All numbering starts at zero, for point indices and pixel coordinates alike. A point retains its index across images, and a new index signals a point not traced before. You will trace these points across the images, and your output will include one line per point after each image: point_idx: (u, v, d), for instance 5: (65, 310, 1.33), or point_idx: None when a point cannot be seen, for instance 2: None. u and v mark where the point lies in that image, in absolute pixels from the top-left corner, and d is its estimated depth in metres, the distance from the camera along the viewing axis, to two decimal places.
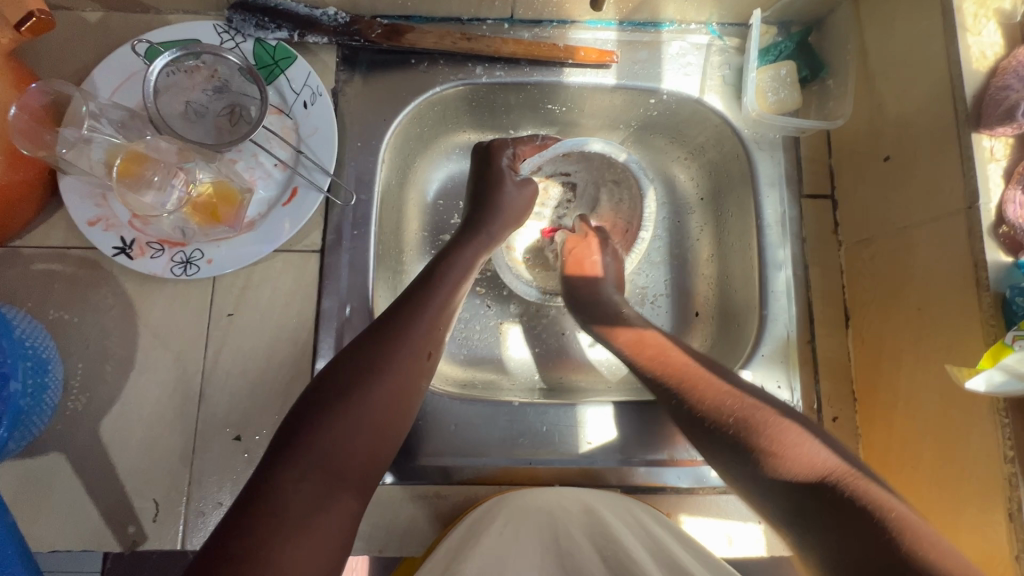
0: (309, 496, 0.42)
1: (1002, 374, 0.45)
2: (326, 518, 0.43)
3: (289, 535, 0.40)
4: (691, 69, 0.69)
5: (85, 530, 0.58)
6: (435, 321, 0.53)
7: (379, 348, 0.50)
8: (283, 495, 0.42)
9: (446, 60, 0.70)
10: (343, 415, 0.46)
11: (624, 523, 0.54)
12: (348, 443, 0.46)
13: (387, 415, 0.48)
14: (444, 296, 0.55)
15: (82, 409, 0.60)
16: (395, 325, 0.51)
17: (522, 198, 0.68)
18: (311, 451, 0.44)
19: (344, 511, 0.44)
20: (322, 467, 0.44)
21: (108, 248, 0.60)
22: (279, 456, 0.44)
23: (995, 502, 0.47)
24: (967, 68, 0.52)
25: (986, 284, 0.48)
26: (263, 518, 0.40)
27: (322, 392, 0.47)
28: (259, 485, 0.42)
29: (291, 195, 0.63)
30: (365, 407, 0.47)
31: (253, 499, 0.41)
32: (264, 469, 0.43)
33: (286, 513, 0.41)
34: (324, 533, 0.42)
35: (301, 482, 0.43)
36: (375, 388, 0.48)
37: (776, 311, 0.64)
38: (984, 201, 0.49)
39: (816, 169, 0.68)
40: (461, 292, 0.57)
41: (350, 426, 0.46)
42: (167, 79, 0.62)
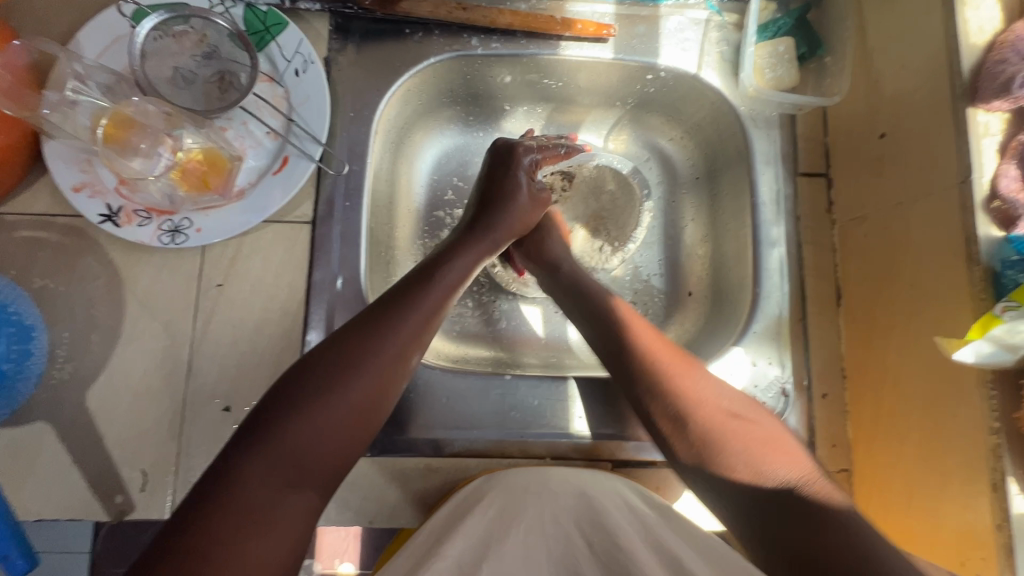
0: (272, 489, 0.43)
1: (990, 345, 0.45)
2: (287, 514, 0.43)
3: (244, 532, 0.40)
4: (689, 45, 0.69)
5: (73, 499, 0.57)
6: (423, 320, 0.52)
7: (362, 342, 0.49)
8: (244, 489, 0.42)
9: (441, 31, 0.69)
10: (317, 408, 0.46)
11: (613, 506, 0.54)
12: (320, 440, 0.45)
13: (365, 412, 0.48)
14: (434, 297, 0.54)
15: (69, 378, 0.59)
16: (382, 322, 0.51)
17: (534, 209, 0.68)
18: (280, 444, 0.44)
19: (306, 508, 0.44)
20: (290, 462, 0.44)
21: (94, 215, 0.59)
22: (246, 445, 0.44)
23: (980, 474, 0.47)
24: (966, 42, 0.51)
25: (977, 259, 0.48)
26: (220, 513, 0.41)
27: (299, 382, 0.47)
28: (222, 474, 0.42)
29: (282, 163, 0.62)
30: (341, 404, 0.46)
31: (218, 484, 0.42)
32: (230, 457, 0.43)
33: (249, 506, 0.41)
34: (283, 530, 0.42)
35: (267, 477, 0.43)
36: (352, 385, 0.47)
37: (770, 288, 0.64)
38: (978, 175, 0.49)
39: (812, 148, 0.68)
40: (453, 293, 0.56)
41: (324, 422, 0.45)
42: (155, 43, 0.61)
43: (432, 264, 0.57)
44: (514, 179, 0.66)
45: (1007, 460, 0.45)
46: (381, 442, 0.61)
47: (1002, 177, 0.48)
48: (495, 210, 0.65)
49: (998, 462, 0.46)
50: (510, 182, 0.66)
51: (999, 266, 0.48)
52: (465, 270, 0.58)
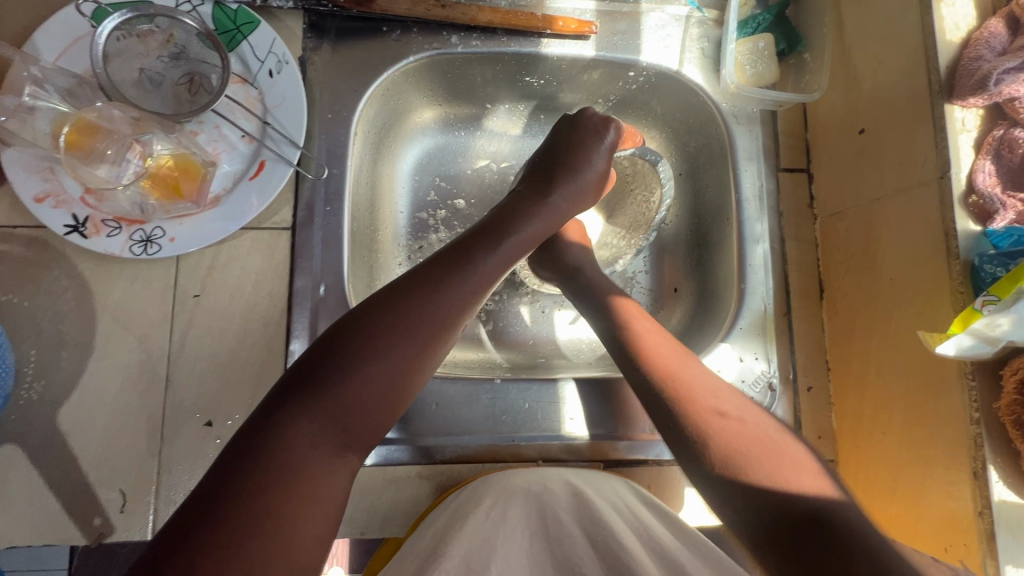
0: (322, 452, 0.41)
1: (970, 338, 0.46)
2: (332, 479, 0.42)
3: (291, 495, 0.39)
4: (671, 41, 0.69)
5: (48, 523, 0.55)
6: (477, 284, 0.50)
7: (416, 304, 0.46)
8: (290, 451, 0.40)
9: (419, 29, 0.67)
10: (369, 369, 0.44)
11: (605, 500, 0.55)
12: (368, 401, 0.44)
13: (411, 375, 0.46)
14: (486, 263, 0.51)
15: (38, 397, 0.57)
16: (437, 283, 0.48)
17: (598, 184, 0.65)
18: (330, 405, 0.42)
19: (348, 474, 0.43)
20: (337, 424, 0.43)
21: (59, 227, 0.56)
22: (294, 403, 0.42)
23: (962, 462, 0.48)
24: (942, 39, 0.52)
25: (956, 253, 0.49)
26: (267, 475, 0.39)
27: (349, 340, 0.44)
28: (266, 434, 0.41)
29: (258, 168, 0.60)
30: (393, 366, 0.45)
31: (266, 445, 0.40)
32: (275, 416, 0.42)
33: (299, 468, 0.40)
34: (327, 496, 0.41)
35: (317, 438, 0.41)
36: (404, 348, 0.45)
37: (754, 284, 0.65)
38: (955, 171, 0.50)
39: (793, 144, 0.68)
40: (507, 260, 0.54)
41: (372, 385, 0.44)
42: (118, 43, 0.58)
43: (488, 227, 0.55)
44: (583, 147, 0.63)
45: (987, 449, 0.47)
46: (371, 452, 0.59)
47: (979, 173, 0.50)
48: (562, 178, 0.62)
49: (979, 450, 0.47)
50: (585, 148, 0.63)
51: (977, 260, 0.48)
52: (520, 231, 0.56)
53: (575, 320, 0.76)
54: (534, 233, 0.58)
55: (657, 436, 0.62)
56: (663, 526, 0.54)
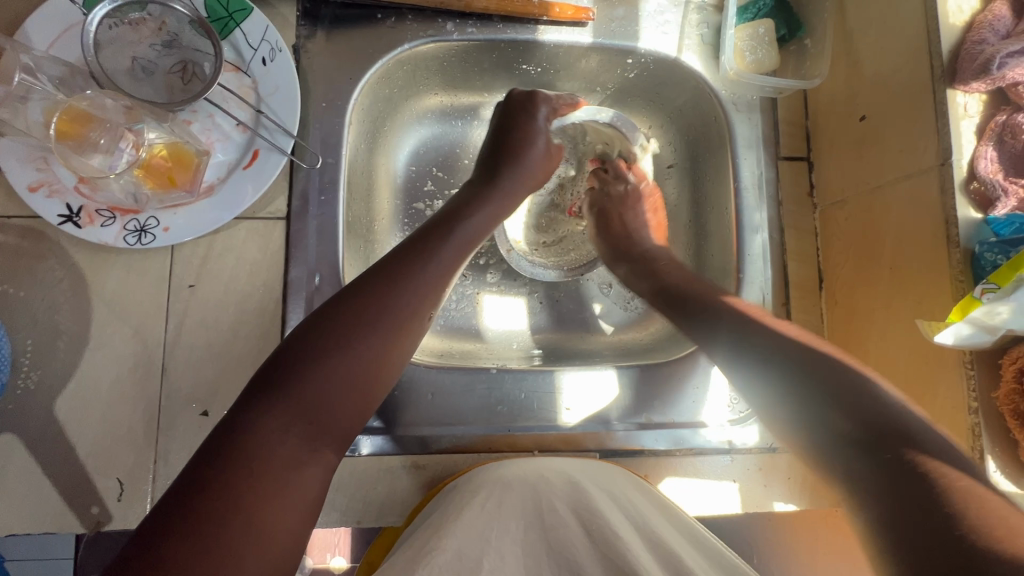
0: (293, 447, 0.41)
1: (970, 328, 0.45)
2: (304, 475, 0.41)
3: (260, 491, 0.39)
4: (669, 27, 0.68)
5: (46, 512, 0.55)
6: (436, 276, 0.51)
7: (377, 298, 0.47)
8: (259, 446, 0.40)
9: (414, 15, 0.66)
10: (333, 363, 0.44)
11: (606, 494, 0.54)
12: (336, 394, 0.44)
13: (378, 368, 0.46)
14: (446, 257, 0.52)
15: (35, 387, 0.57)
16: (395, 275, 0.49)
17: (546, 164, 0.65)
18: (294, 399, 0.42)
19: (322, 469, 0.43)
20: (307, 418, 0.42)
21: (53, 217, 0.56)
22: (260, 401, 0.42)
23: (959, 452, 0.48)
24: (944, 22, 0.51)
25: (957, 241, 0.48)
26: (235, 472, 0.38)
27: (313, 335, 0.45)
28: (233, 432, 0.40)
29: (252, 158, 0.60)
30: (357, 358, 0.45)
31: (234, 443, 0.40)
32: (243, 413, 0.41)
33: (270, 463, 0.40)
34: (297, 492, 0.40)
35: (286, 433, 0.41)
36: (366, 340, 0.45)
37: (753, 273, 0.64)
38: (956, 158, 0.49)
39: (793, 131, 0.67)
40: (465, 254, 0.54)
41: (338, 376, 0.44)
42: (109, 31, 0.57)
43: (444, 221, 0.55)
44: (526, 126, 0.63)
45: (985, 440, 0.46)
46: (366, 442, 0.59)
47: (980, 160, 0.48)
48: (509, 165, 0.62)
49: (977, 441, 0.46)
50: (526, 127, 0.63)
51: (978, 248, 0.47)
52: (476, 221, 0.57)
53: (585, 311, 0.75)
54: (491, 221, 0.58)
55: (654, 426, 0.62)
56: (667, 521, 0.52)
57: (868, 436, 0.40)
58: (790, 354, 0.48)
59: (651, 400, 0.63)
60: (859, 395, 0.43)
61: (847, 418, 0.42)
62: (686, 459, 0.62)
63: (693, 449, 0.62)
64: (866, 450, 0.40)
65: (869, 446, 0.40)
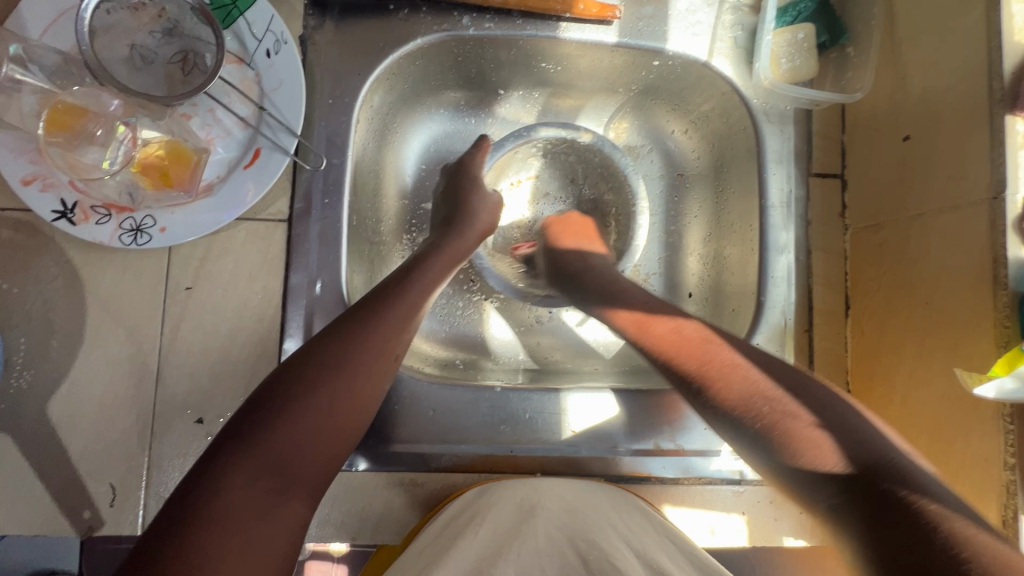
0: (259, 501, 0.39)
1: (1015, 381, 0.42)
2: (272, 529, 0.39)
3: (228, 551, 0.36)
4: (701, 29, 0.63)
5: (39, 515, 0.54)
6: (407, 312, 0.49)
7: (347, 338, 0.46)
8: (224, 505, 0.38)
9: (429, 8, 0.62)
10: (301, 408, 0.42)
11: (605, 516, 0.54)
12: (304, 443, 0.42)
13: (347, 412, 0.44)
14: (415, 295, 0.51)
15: (27, 388, 0.55)
16: (364, 314, 0.48)
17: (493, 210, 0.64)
18: (260, 455, 0.40)
19: (292, 520, 0.40)
20: (273, 469, 0.40)
21: (46, 213, 0.53)
22: (224, 457, 0.40)
23: (988, 507, 0.45)
24: (1009, 40, 0.46)
25: (1004, 283, 0.45)
26: (197, 534, 0.36)
27: (277, 385, 0.43)
28: (195, 491, 0.38)
29: (253, 156, 0.57)
30: (325, 405, 0.43)
31: (195, 500, 0.38)
32: (205, 472, 0.39)
33: (234, 520, 0.38)
34: (267, 548, 0.38)
35: (253, 485, 0.39)
36: (337, 381, 0.44)
37: (775, 297, 0.61)
38: (1011, 191, 0.45)
39: (826, 146, 0.63)
40: (436, 292, 0.54)
41: (303, 426, 0.42)
42: (108, 17, 0.54)
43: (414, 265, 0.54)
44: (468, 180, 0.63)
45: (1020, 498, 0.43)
46: (364, 457, 0.58)
47: None
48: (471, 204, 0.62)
49: (1010, 498, 0.44)
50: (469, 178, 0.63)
51: None
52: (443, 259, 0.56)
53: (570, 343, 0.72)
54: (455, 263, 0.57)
55: (661, 453, 0.60)
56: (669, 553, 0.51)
57: (844, 476, 0.37)
58: (745, 384, 0.43)
59: (661, 427, 0.60)
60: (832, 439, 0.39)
61: (831, 457, 0.38)
62: (694, 488, 0.60)
63: (702, 478, 0.60)
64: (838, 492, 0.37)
65: (850, 492, 0.36)
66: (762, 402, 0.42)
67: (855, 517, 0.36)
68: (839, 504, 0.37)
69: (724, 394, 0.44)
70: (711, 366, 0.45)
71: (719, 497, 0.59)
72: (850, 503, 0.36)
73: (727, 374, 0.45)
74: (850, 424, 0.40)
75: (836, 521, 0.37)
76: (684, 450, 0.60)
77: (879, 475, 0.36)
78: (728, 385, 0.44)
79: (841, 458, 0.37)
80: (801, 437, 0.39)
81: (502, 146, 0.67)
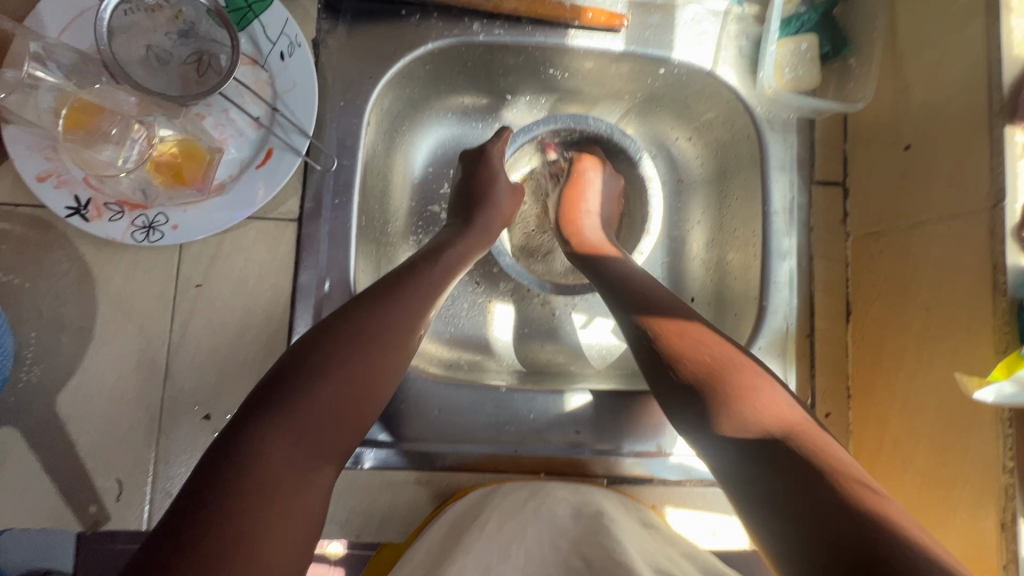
0: (294, 468, 0.41)
1: (1014, 386, 0.42)
2: (306, 494, 0.41)
3: (267, 512, 0.38)
4: (706, 38, 0.64)
5: (45, 508, 0.55)
6: (428, 295, 0.51)
7: (370, 321, 0.47)
8: (262, 469, 0.39)
9: (440, 14, 0.63)
10: (329, 382, 0.44)
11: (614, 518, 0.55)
12: (335, 413, 0.44)
13: (372, 389, 0.46)
14: (436, 278, 0.53)
15: (36, 382, 0.56)
16: (386, 296, 0.49)
17: (513, 198, 0.66)
18: (293, 423, 0.42)
19: (324, 488, 0.42)
20: (305, 441, 0.42)
21: (60, 209, 0.54)
22: (257, 422, 0.41)
23: (987, 509, 0.46)
24: (1009, 53, 0.47)
25: (1003, 289, 0.45)
26: (236, 495, 0.38)
27: (307, 357, 0.45)
28: (232, 454, 0.40)
29: (265, 156, 0.58)
30: (354, 378, 0.45)
31: (230, 463, 0.39)
32: (238, 437, 0.41)
33: (273, 485, 0.39)
34: (298, 515, 0.40)
35: (289, 453, 0.41)
36: (360, 359, 0.45)
37: (777, 302, 0.61)
38: (1010, 200, 0.46)
39: (829, 155, 0.64)
40: (456, 274, 0.56)
41: (332, 399, 0.43)
42: (124, 17, 0.55)
43: (435, 249, 0.56)
44: (491, 169, 0.64)
45: (1018, 501, 0.44)
46: (369, 455, 0.58)
47: None
48: (489, 189, 0.63)
49: (1009, 502, 0.44)
50: (486, 170, 0.64)
51: None
52: (462, 245, 0.58)
53: (573, 337, 0.72)
54: (474, 250, 0.59)
55: (664, 455, 0.60)
56: (672, 549, 0.52)
57: (766, 437, 0.42)
58: (711, 354, 0.48)
59: (663, 429, 0.61)
60: (764, 403, 0.44)
61: (752, 426, 0.43)
62: (696, 490, 0.60)
63: (705, 481, 0.60)
64: (751, 453, 0.42)
65: (763, 454, 0.41)
66: (711, 357, 0.48)
67: (766, 472, 0.40)
68: (746, 458, 0.42)
69: (689, 361, 0.48)
70: (686, 338, 0.49)
71: (721, 499, 0.60)
72: (762, 462, 0.41)
73: (699, 336, 0.49)
74: (777, 392, 0.46)
75: (746, 475, 0.41)
76: (687, 453, 0.61)
77: (796, 444, 0.41)
78: (683, 342, 0.49)
79: (773, 425, 0.43)
80: (739, 406, 0.44)
81: (529, 131, 0.67)
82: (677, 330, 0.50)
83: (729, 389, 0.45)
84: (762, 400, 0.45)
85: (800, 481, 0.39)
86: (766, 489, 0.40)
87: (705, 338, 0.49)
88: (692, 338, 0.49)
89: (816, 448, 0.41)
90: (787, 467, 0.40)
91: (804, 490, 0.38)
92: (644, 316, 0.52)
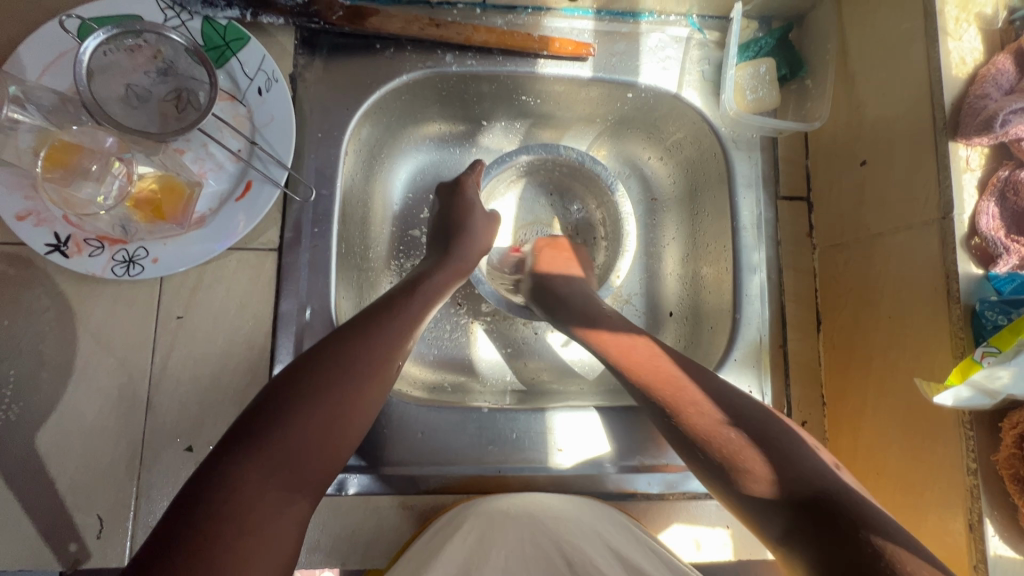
0: (272, 498, 0.41)
1: (969, 389, 0.45)
2: (284, 524, 0.41)
3: (246, 544, 0.38)
4: (670, 63, 0.67)
5: (22, 549, 0.54)
6: (406, 327, 0.52)
7: (348, 349, 0.48)
8: (243, 501, 0.40)
9: (413, 47, 0.66)
10: (309, 412, 0.44)
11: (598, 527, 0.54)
12: (317, 442, 0.44)
13: (355, 413, 0.47)
14: (415, 307, 0.54)
15: (15, 419, 0.56)
16: (367, 327, 0.50)
17: (491, 227, 0.67)
18: (274, 452, 0.42)
19: (301, 518, 0.43)
20: (285, 471, 0.42)
21: (39, 246, 0.54)
22: (237, 453, 0.42)
23: (955, 511, 0.47)
24: (948, 73, 0.50)
25: (957, 297, 0.47)
26: (213, 525, 0.38)
27: (289, 387, 0.45)
28: (211, 486, 0.40)
29: (244, 189, 0.59)
30: (338, 405, 0.46)
31: (211, 498, 0.40)
32: (219, 469, 0.41)
33: (252, 517, 0.40)
34: (276, 547, 0.40)
35: (268, 483, 0.41)
36: (339, 387, 0.46)
37: (749, 314, 0.63)
38: (958, 212, 0.49)
39: (792, 171, 0.67)
40: (434, 304, 0.57)
41: (312, 428, 0.44)
42: (105, 58, 0.55)
43: (413, 281, 0.57)
44: (465, 199, 0.66)
45: (983, 501, 0.45)
46: (354, 481, 0.59)
47: (981, 216, 0.48)
48: (464, 219, 0.65)
49: (975, 502, 0.46)
50: (461, 201, 0.66)
51: (978, 305, 0.47)
52: (435, 278, 0.59)
53: (558, 354, 0.74)
54: (451, 281, 0.60)
55: (646, 469, 0.61)
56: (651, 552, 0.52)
57: (784, 487, 0.44)
58: (705, 408, 0.50)
59: (644, 442, 0.62)
60: (768, 451, 0.46)
61: (760, 478, 0.45)
62: (679, 503, 0.61)
63: (687, 493, 0.61)
64: (777, 504, 0.43)
65: (788, 502, 0.43)
66: (709, 408, 0.50)
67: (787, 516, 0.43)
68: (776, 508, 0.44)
69: (690, 416, 0.50)
70: (682, 391, 0.51)
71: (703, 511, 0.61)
72: (790, 517, 0.43)
73: (689, 392, 0.51)
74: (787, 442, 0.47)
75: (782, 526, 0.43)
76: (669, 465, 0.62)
77: (817, 492, 0.43)
78: (681, 399, 0.51)
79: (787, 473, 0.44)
80: (744, 456, 0.46)
81: (503, 161, 0.69)
82: (668, 391, 0.52)
83: (731, 440, 0.47)
84: (766, 447, 0.46)
85: (820, 529, 0.41)
86: (805, 537, 0.41)
87: (696, 389, 0.51)
88: (681, 394, 0.51)
89: (836, 497, 0.42)
90: (821, 516, 0.41)
91: (833, 538, 0.40)
92: (634, 374, 0.54)
